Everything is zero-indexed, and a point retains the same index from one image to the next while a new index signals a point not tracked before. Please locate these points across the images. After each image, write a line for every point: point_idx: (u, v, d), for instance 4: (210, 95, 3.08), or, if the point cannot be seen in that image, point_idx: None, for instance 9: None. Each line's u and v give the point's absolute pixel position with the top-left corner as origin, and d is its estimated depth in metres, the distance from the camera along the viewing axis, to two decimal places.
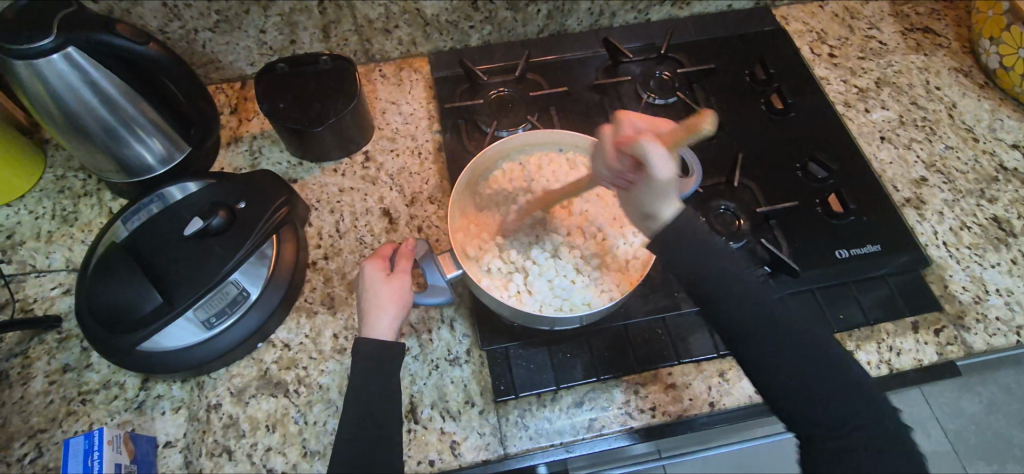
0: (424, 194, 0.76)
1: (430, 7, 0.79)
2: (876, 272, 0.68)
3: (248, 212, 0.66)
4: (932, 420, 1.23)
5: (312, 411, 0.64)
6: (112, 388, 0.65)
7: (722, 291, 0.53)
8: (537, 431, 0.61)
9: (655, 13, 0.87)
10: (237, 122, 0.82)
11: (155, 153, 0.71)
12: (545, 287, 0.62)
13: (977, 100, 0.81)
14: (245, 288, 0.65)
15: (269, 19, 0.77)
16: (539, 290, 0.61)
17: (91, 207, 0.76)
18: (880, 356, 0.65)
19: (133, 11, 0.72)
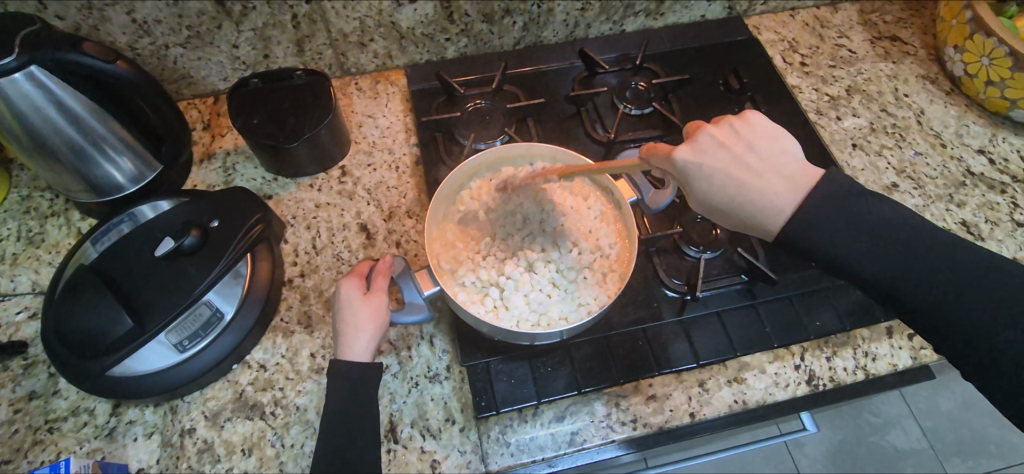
0: (402, 208, 0.76)
1: (406, 20, 0.79)
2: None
3: (221, 231, 0.65)
4: (910, 419, 1.24)
5: (290, 434, 0.63)
6: (81, 415, 0.63)
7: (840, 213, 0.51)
8: (518, 447, 0.61)
9: (630, 24, 0.88)
10: (210, 138, 0.81)
11: (125, 172, 0.69)
12: (522, 303, 0.61)
13: (944, 107, 0.83)
14: (218, 308, 0.64)
15: (242, 34, 0.76)
16: (516, 307, 0.61)
17: (58, 228, 0.74)
18: (856, 362, 0.66)
19: (100, 27, 0.70)
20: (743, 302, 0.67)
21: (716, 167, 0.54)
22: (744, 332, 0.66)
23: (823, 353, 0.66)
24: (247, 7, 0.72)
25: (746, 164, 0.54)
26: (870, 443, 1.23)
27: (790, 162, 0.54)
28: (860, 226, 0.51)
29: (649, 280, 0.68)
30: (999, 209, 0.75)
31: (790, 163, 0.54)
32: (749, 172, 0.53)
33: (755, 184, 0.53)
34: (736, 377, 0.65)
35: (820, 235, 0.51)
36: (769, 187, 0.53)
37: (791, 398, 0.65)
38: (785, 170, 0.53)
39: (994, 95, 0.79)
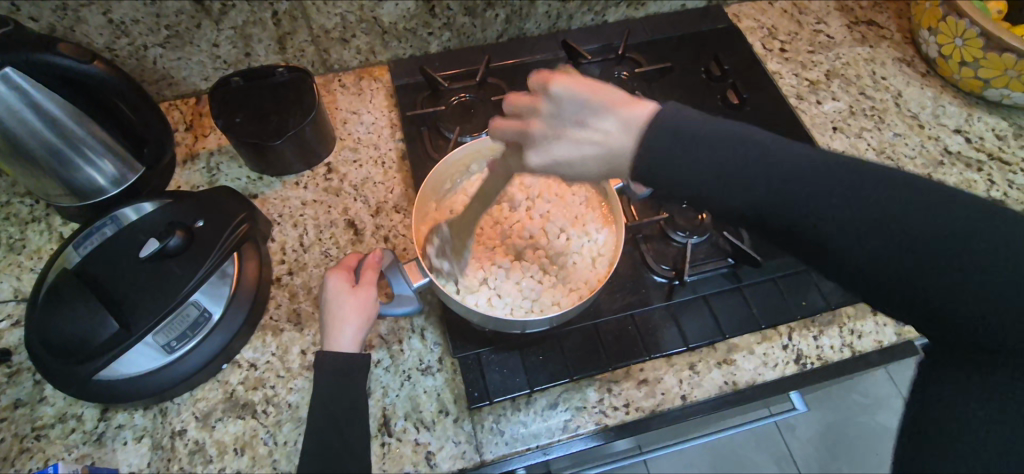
0: (389, 203, 0.76)
1: (387, 15, 0.79)
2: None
3: (207, 230, 0.65)
4: (899, 399, 1.27)
5: (282, 431, 0.62)
6: (69, 421, 0.63)
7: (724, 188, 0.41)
8: (512, 436, 0.61)
9: (611, 15, 0.89)
10: (193, 138, 0.80)
11: (107, 175, 0.68)
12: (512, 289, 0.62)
13: (921, 88, 0.85)
14: (206, 309, 0.63)
15: (222, 33, 0.75)
16: (508, 294, 0.62)
17: (40, 233, 0.73)
18: (842, 340, 0.67)
19: (76, 28, 0.69)
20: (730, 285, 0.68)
21: (568, 147, 0.46)
22: (733, 314, 0.66)
23: (809, 332, 0.67)
24: (226, 5, 0.72)
25: (578, 126, 0.46)
26: (861, 424, 1.25)
27: (604, 108, 0.44)
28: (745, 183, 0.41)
29: (637, 266, 0.68)
30: (977, 186, 0.77)
31: (591, 105, 0.45)
32: (557, 128, 0.46)
33: (601, 145, 0.44)
34: (725, 359, 0.66)
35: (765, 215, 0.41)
36: (591, 143, 0.45)
37: (780, 377, 0.65)
38: (614, 109, 0.44)
39: (968, 75, 0.80)
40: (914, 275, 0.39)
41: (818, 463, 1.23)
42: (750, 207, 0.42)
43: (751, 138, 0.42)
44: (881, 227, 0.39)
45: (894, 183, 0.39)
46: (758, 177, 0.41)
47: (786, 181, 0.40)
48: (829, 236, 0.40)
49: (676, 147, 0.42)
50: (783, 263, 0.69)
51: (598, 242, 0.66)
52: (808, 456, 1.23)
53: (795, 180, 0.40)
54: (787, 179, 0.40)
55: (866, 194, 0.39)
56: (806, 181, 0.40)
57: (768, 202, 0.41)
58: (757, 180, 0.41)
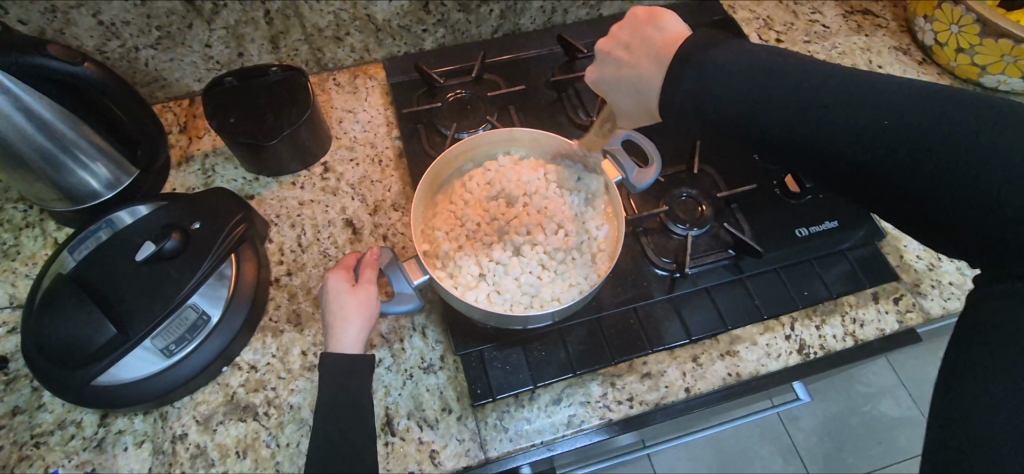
0: (387, 202, 0.75)
1: (381, 12, 0.78)
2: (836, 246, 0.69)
3: (204, 232, 0.64)
4: (900, 387, 1.27)
5: (284, 433, 0.62)
6: (68, 428, 0.62)
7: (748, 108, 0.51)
8: (517, 433, 0.60)
9: (606, 9, 0.88)
10: (187, 140, 0.79)
11: (100, 178, 0.68)
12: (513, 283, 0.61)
13: (917, 76, 0.85)
14: (205, 311, 0.63)
15: (214, 33, 0.74)
16: (510, 289, 0.61)
17: (34, 239, 0.72)
18: (845, 329, 0.67)
19: (66, 31, 0.68)
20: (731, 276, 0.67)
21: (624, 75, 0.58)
22: (734, 306, 0.66)
23: (812, 321, 0.67)
24: (218, 5, 0.71)
25: (624, 51, 0.58)
26: (863, 413, 1.26)
27: (656, 42, 0.55)
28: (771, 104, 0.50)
29: (638, 259, 0.68)
30: None
31: (655, 39, 0.55)
32: (613, 45, 0.59)
33: (630, 75, 0.57)
34: (728, 351, 0.66)
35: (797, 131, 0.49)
36: (638, 51, 0.56)
37: (784, 368, 0.65)
38: (644, 56, 0.56)
39: (964, 62, 0.80)
40: (916, 168, 0.45)
41: (821, 454, 1.23)
42: (767, 125, 0.50)
43: (782, 64, 0.50)
44: (874, 130, 0.46)
45: (893, 92, 0.46)
46: (774, 92, 0.49)
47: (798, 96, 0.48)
48: (796, 132, 0.49)
49: (714, 74, 0.51)
50: (784, 253, 0.69)
51: (597, 237, 0.65)
52: (811, 446, 1.23)
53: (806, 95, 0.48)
54: (800, 97, 0.48)
55: (876, 101, 0.46)
56: (818, 94, 0.48)
57: (765, 109, 0.50)
58: (767, 87, 0.50)
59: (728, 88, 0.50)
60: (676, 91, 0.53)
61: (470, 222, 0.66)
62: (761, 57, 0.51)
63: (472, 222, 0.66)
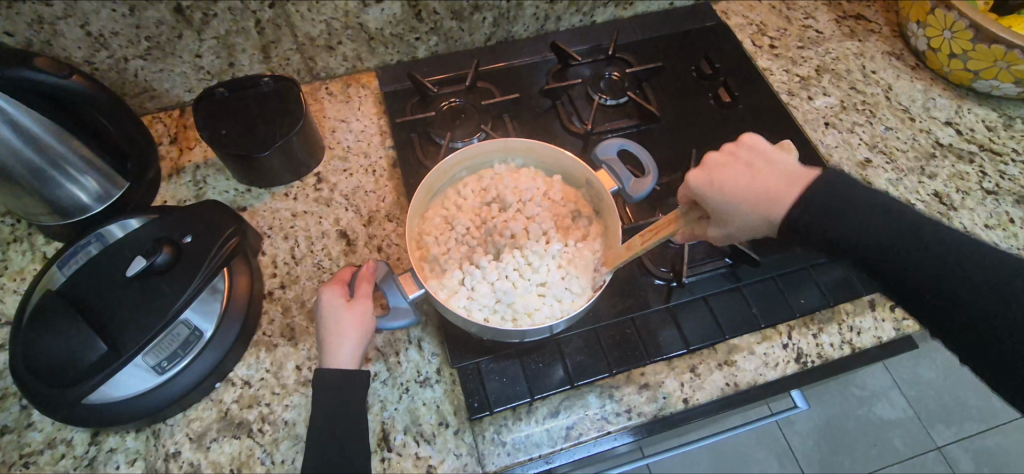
0: (382, 212, 0.75)
1: (373, 21, 0.77)
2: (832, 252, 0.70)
3: (195, 245, 0.63)
4: (895, 389, 1.27)
5: (279, 450, 0.61)
6: (58, 447, 0.61)
7: (836, 215, 0.52)
8: (515, 446, 0.60)
9: (600, 15, 0.88)
10: (178, 151, 0.79)
11: (90, 191, 0.67)
12: (496, 291, 0.61)
13: (911, 82, 0.85)
14: (197, 327, 0.62)
15: (205, 43, 0.73)
16: (496, 298, 0.61)
17: (22, 254, 0.71)
18: (842, 337, 0.67)
19: (54, 42, 0.67)
20: (728, 285, 0.67)
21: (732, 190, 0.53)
22: (729, 315, 0.66)
23: (809, 330, 0.67)
24: (208, 15, 0.70)
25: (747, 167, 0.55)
26: (858, 416, 1.26)
27: (786, 172, 0.55)
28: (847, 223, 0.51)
29: (634, 269, 0.68)
30: (969, 178, 0.77)
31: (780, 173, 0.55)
32: (730, 158, 0.56)
33: (762, 189, 0.53)
34: (726, 361, 0.65)
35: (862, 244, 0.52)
36: (773, 172, 0.54)
37: (782, 377, 0.65)
38: (781, 185, 0.54)
39: (958, 67, 0.80)
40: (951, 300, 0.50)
41: (818, 457, 1.23)
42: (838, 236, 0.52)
43: (860, 187, 0.53)
44: (935, 260, 0.50)
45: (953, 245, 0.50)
46: (860, 214, 0.51)
47: (874, 219, 0.51)
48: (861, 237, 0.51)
49: (829, 201, 0.52)
50: (780, 261, 0.69)
51: (576, 249, 0.64)
52: (807, 449, 1.23)
53: (885, 220, 0.51)
54: (871, 218, 0.51)
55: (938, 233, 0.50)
56: (893, 221, 0.51)
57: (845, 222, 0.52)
58: (860, 209, 0.51)
59: (825, 209, 0.52)
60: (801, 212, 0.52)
61: (462, 228, 0.65)
62: (845, 180, 0.53)
63: (463, 228, 0.65)
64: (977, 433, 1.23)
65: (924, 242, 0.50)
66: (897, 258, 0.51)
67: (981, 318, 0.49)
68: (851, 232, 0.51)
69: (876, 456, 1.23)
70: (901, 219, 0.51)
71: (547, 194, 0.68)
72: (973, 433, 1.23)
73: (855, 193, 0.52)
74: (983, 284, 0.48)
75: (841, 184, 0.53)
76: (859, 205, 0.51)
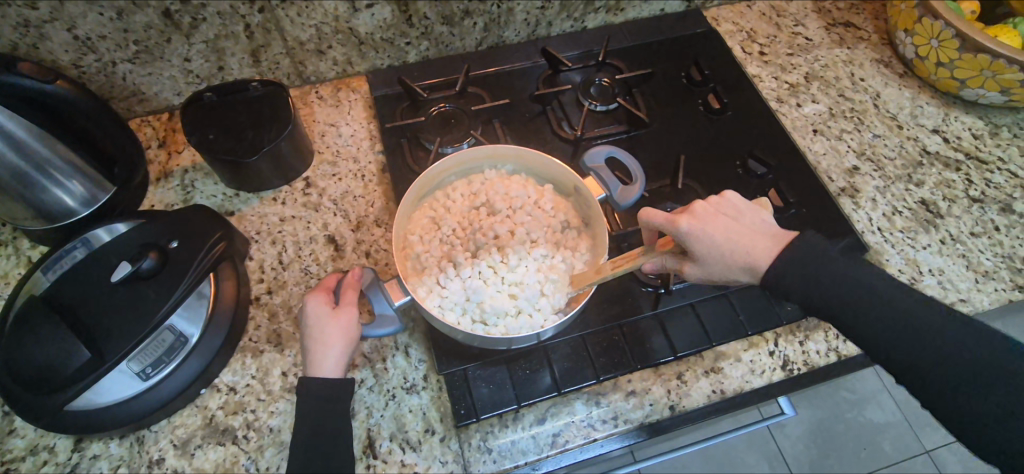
0: (370, 217, 0.74)
1: (363, 26, 0.77)
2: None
3: (181, 251, 0.63)
4: (884, 393, 1.27)
5: (264, 456, 0.61)
6: (41, 454, 0.60)
7: (805, 279, 0.54)
8: (501, 454, 0.60)
9: (591, 21, 0.88)
10: (166, 155, 0.78)
11: (76, 196, 0.66)
12: (476, 292, 0.60)
13: (899, 89, 0.86)
14: (183, 332, 0.61)
15: (193, 47, 0.73)
16: (476, 299, 0.61)
17: (7, 258, 0.71)
18: (828, 344, 0.67)
19: (40, 45, 0.67)
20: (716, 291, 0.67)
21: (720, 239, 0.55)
22: (716, 321, 0.66)
23: (795, 337, 0.67)
24: (197, 19, 0.70)
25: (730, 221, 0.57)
26: (847, 420, 1.26)
27: (765, 228, 0.57)
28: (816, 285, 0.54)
29: (622, 275, 0.68)
30: (955, 186, 0.78)
31: (761, 227, 0.57)
32: (716, 210, 0.57)
33: (747, 243, 0.55)
34: (713, 368, 0.65)
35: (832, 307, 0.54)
36: (756, 230, 0.57)
37: (768, 384, 0.65)
38: (762, 240, 0.56)
39: (944, 76, 0.81)
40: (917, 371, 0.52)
41: (807, 462, 1.23)
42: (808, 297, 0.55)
43: (834, 252, 0.55)
44: (901, 323, 0.52)
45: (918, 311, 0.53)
46: (837, 285, 0.54)
47: (860, 296, 0.54)
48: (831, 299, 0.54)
49: (805, 266, 0.54)
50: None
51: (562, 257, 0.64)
52: (798, 453, 1.24)
53: (871, 298, 0.53)
54: (839, 282, 0.54)
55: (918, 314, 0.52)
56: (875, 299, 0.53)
57: (815, 286, 0.54)
58: (830, 273, 0.54)
59: (811, 282, 0.54)
60: (784, 267, 0.55)
61: (448, 229, 0.65)
62: (815, 244, 0.55)
63: (449, 229, 0.65)
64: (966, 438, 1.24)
65: (904, 323, 0.52)
66: (875, 328, 0.53)
67: (953, 392, 0.51)
68: (835, 304, 0.54)
69: (865, 459, 1.23)
70: (883, 297, 0.54)
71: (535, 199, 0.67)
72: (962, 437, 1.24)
73: (842, 268, 0.54)
74: (959, 366, 0.51)
75: (817, 249, 0.55)
76: (828, 272, 0.54)
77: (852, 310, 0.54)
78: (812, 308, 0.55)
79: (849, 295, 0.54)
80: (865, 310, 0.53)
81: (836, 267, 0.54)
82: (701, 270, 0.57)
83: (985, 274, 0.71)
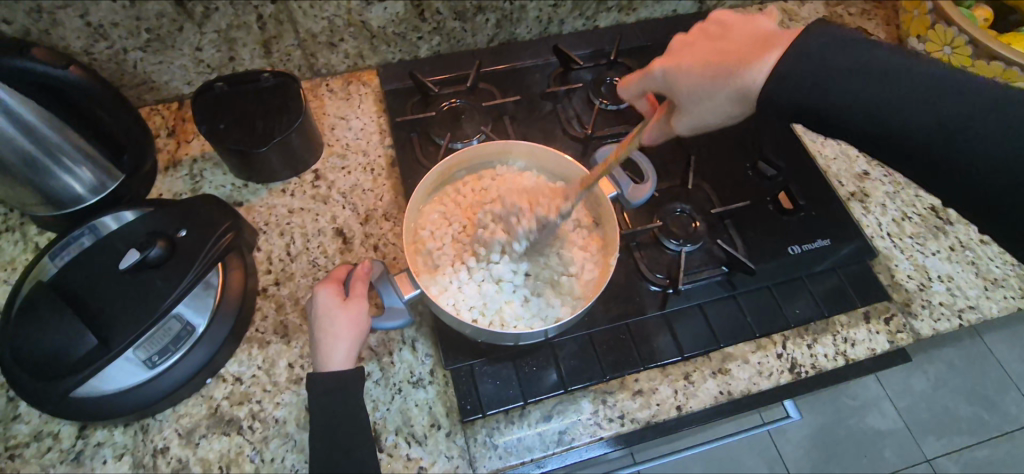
0: (379, 211, 0.74)
1: (376, 19, 0.77)
2: (824, 261, 0.70)
3: (190, 240, 0.63)
4: (886, 400, 1.27)
5: (269, 448, 0.61)
6: (44, 440, 0.60)
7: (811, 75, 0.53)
8: (506, 450, 0.60)
9: (603, 20, 0.88)
10: (176, 144, 0.78)
11: (84, 183, 0.66)
12: (489, 290, 0.62)
13: None
14: (190, 321, 0.61)
15: (205, 36, 0.73)
16: (490, 293, 0.62)
17: (14, 243, 0.71)
18: (836, 348, 0.67)
19: (52, 31, 0.67)
20: (723, 293, 0.67)
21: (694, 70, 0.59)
22: (723, 322, 0.66)
23: (803, 340, 0.67)
24: (209, 8, 0.70)
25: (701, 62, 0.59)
26: (850, 426, 1.26)
27: (752, 35, 0.58)
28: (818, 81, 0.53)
29: (630, 274, 0.68)
30: None
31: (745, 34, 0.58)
32: (695, 38, 0.62)
33: (725, 55, 0.58)
34: (720, 369, 0.65)
35: (834, 101, 0.53)
36: (743, 52, 0.57)
37: (774, 387, 0.65)
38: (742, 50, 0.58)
39: None
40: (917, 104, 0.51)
41: (808, 467, 1.23)
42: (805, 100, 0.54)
43: (836, 43, 0.54)
44: (905, 98, 0.51)
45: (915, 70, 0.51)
46: (836, 78, 0.52)
47: (875, 83, 0.51)
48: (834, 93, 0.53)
49: (810, 68, 0.53)
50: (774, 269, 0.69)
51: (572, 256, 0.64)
52: (798, 459, 1.23)
53: (886, 85, 0.51)
54: (841, 74, 0.52)
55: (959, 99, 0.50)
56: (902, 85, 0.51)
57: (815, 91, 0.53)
58: (832, 69, 0.53)
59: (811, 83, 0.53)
60: (780, 83, 0.54)
61: (460, 230, 0.65)
62: (820, 42, 0.54)
63: (461, 231, 0.65)
64: (968, 447, 1.23)
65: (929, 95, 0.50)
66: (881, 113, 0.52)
67: (974, 162, 0.50)
68: (842, 100, 0.53)
69: (866, 466, 1.24)
70: (902, 81, 0.51)
71: (546, 187, 0.67)
72: (963, 446, 1.24)
73: (857, 56, 0.52)
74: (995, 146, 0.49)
75: (823, 44, 0.53)
76: (831, 59, 0.53)
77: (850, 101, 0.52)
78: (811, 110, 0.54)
79: (876, 88, 0.51)
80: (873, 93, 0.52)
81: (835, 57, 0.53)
82: (691, 118, 0.61)
83: (993, 282, 0.71)
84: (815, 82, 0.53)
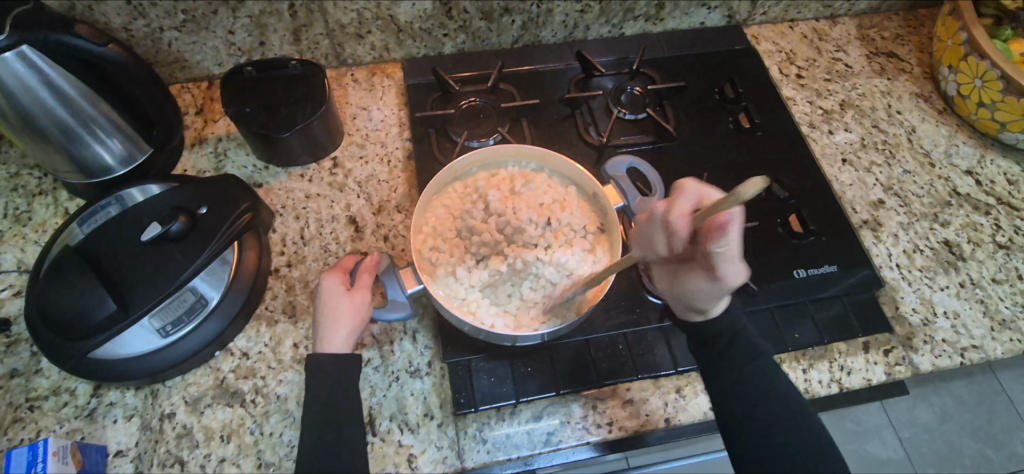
0: (392, 202, 0.76)
1: (404, 14, 0.79)
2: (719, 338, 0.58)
3: (209, 218, 0.65)
4: (888, 429, 1.26)
5: (269, 422, 0.63)
6: (62, 395, 0.64)
7: (855, 297, 0.70)
8: (494, 445, 0.61)
9: (629, 28, 0.88)
10: (203, 122, 0.81)
11: (114, 153, 0.69)
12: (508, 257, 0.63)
13: (935, 126, 0.84)
14: (203, 294, 0.64)
15: (238, 20, 0.75)
16: (508, 266, 0.62)
17: (46, 207, 0.74)
18: (832, 375, 0.67)
19: (95, 7, 0.70)
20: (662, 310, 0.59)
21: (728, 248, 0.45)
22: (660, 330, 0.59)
23: (799, 364, 0.67)
24: None
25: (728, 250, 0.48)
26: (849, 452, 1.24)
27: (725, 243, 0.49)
28: (858, 308, 0.70)
29: (633, 283, 0.68)
30: (982, 230, 0.76)
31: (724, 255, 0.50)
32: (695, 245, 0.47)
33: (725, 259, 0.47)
34: None
35: (863, 328, 0.69)
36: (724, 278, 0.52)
37: None
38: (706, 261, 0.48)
39: (984, 117, 0.79)
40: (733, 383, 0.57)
41: None
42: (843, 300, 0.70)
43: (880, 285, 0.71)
44: (844, 326, 0.69)
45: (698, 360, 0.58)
46: (866, 311, 0.70)
47: (867, 314, 0.70)
48: (853, 309, 0.70)
49: (859, 295, 0.71)
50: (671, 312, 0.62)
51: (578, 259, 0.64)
52: None
53: (872, 315, 0.70)
54: (860, 304, 0.70)
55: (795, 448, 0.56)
56: None
57: (838, 306, 0.70)
58: (854, 298, 0.70)
59: (856, 308, 0.70)
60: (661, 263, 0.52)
61: (530, 225, 0.63)
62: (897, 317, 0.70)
63: (531, 225, 0.63)
64: None
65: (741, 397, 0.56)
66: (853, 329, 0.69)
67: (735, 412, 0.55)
68: (855, 319, 0.69)
69: None
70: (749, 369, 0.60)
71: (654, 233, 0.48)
72: None
73: (867, 298, 0.71)
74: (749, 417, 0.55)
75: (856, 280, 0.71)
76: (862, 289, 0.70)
77: (858, 315, 0.69)
78: (847, 325, 0.69)
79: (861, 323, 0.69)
80: (865, 321, 0.69)
81: (859, 282, 0.71)
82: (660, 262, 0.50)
83: (1001, 323, 0.70)
84: (857, 307, 0.70)
